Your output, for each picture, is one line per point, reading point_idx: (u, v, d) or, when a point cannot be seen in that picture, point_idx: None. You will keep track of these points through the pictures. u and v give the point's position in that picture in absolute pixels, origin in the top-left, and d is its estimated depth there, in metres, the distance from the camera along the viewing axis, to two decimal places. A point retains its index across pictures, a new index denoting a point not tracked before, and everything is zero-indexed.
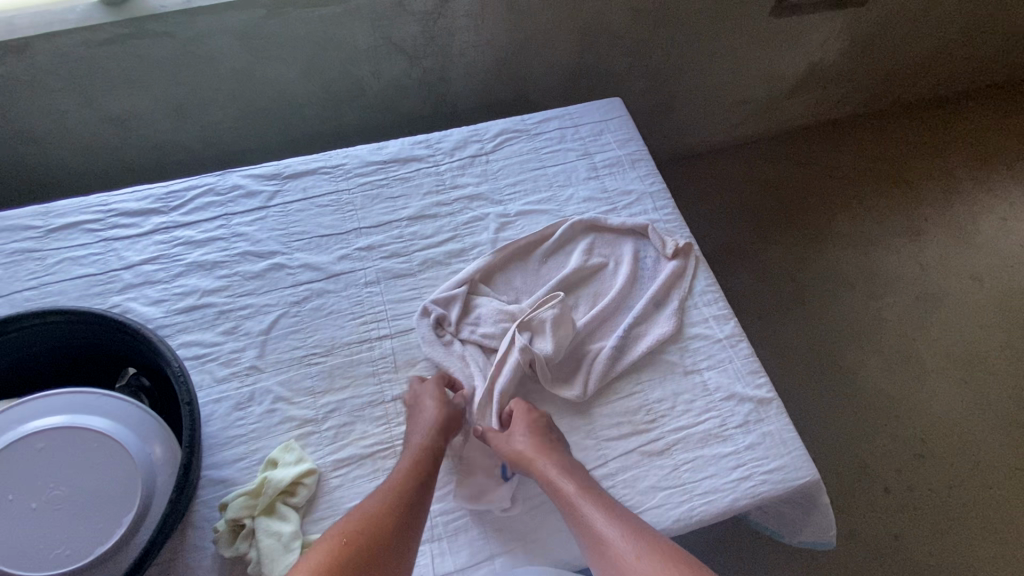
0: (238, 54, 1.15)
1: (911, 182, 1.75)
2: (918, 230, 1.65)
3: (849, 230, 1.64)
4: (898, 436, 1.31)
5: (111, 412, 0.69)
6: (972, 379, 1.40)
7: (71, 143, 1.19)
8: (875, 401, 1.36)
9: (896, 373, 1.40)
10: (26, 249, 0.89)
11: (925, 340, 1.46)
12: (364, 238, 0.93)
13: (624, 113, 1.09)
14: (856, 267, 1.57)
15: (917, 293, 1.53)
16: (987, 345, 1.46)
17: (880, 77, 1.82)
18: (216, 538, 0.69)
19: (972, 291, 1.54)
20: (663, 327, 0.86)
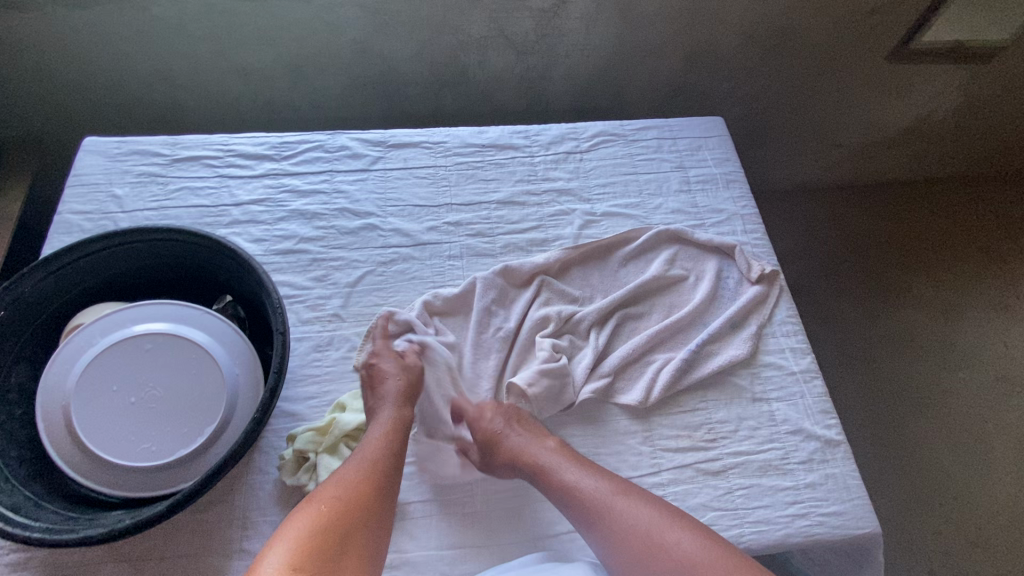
0: (361, 27, 1.22)
1: (1011, 255, 1.64)
2: (1011, 307, 1.53)
3: (934, 294, 1.55)
4: (955, 517, 1.23)
5: (210, 330, 0.74)
6: None
7: (197, 88, 1.30)
8: (935, 475, 1.28)
9: (963, 450, 1.31)
10: (152, 173, 0.97)
11: (1001, 422, 1.36)
12: (454, 214, 0.97)
13: (725, 134, 1.09)
14: (935, 333, 1.48)
15: (1000, 373, 1.43)
16: None
17: (993, 140, 1.72)
18: (280, 465, 0.73)
19: None
20: (738, 350, 0.84)
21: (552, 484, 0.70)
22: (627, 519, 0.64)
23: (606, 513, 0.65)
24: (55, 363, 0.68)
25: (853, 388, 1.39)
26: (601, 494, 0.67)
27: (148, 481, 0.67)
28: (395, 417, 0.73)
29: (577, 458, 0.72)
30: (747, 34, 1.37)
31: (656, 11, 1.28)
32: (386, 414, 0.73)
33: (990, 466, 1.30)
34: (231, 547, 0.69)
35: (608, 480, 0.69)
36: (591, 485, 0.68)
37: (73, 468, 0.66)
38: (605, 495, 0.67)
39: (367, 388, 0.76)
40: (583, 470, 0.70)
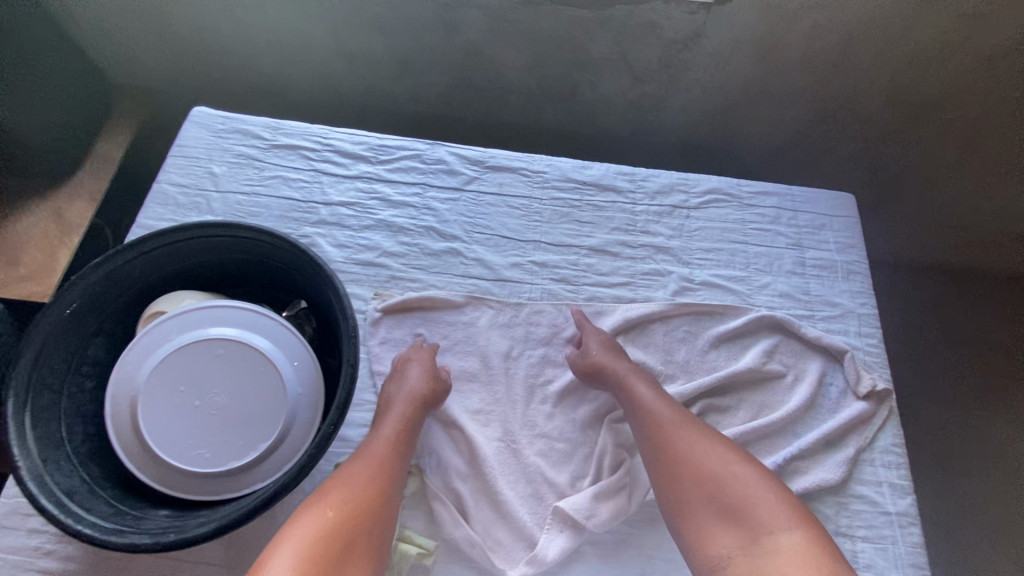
0: (479, 30, 1.16)
1: None
2: None
3: None
4: None
5: (279, 342, 0.71)
6: None
7: (306, 65, 1.29)
8: None
9: None
10: (250, 156, 0.96)
11: None
12: (541, 253, 0.91)
13: (855, 215, 0.96)
14: None
15: None
16: None
17: None
18: None
19: None
20: (829, 473, 0.75)
21: (624, 400, 0.76)
22: (686, 444, 0.68)
23: (669, 432, 0.70)
24: (130, 351, 0.68)
25: (938, 503, 1.24)
26: (666, 419, 0.71)
27: (200, 486, 0.67)
28: (410, 417, 0.72)
29: (652, 383, 0.76)
30: (894, 98, 1.23)
31: (797, 58, 1.16)
32: (399, 411, 0.72)
33: None
34: None
35: (676, 411, 0.72)
36: (661, 408, 0.73)
37: (131, 460, 0.66)
38: (669, 421, 0.71)
39: (392, 379, 0.77)
40: (658, 397, 0.74)
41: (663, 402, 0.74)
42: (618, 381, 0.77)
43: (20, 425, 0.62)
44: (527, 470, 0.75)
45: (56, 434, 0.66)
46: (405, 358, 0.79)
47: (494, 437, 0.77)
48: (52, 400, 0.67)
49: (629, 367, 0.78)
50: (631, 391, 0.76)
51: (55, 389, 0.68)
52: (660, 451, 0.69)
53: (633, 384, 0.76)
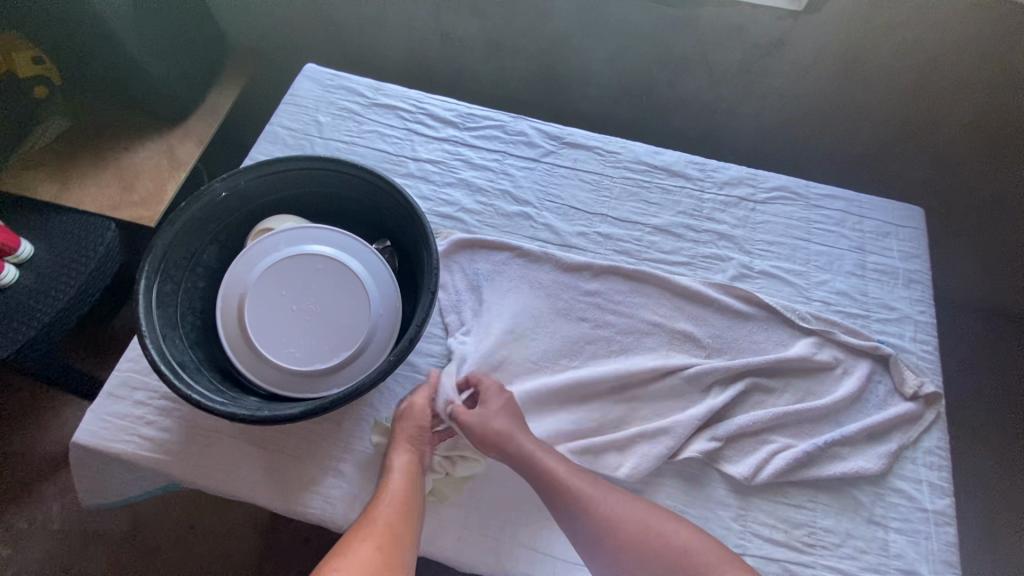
0: (570, 20, 1.23)
1: None
2: None
3: None
4: None
5: (370, 268, 0.80)
6: None
7: (404, 42, 1.40)
8: None
9: None
10: (352, 111, 1.06)
11: None
12: (607, 226, 0.96)
13: (923, 227, 0.98)
14: None
15: None
16: None
17: None
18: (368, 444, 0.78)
19: None
20: (868, 463, 0.77)
21: (537, 478, 0.70)
22: (617, 514, 0.67)
23: (598, 509, 0.67)
24: (242, 257, 0.77)
25: (977, 539, 1.21)
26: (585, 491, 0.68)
27: (286, 382, 0.74)
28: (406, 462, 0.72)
29: (557, 455, 0.72)
30: (974, 125, 1.22)
31: (880, 72, 1.17)
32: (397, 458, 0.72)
33: None
34: (330, 464, 0.77)
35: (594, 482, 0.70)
36: (575, 480, 0.69)
37: (232, 349, 0.75)
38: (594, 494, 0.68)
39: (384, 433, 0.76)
40: (566, 468, 0.71)
41: (570, 470, 0.71)
42: (523, 459, 0.71)
43: (148, 303, 0.72)
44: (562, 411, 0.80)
45: (172, 318, 0.76)
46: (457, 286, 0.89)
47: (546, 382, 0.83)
48: (173, 289, 0.77)
49: (535, 444, 0.72)
50: (540, 467, 0.70)
51: (176, 280, 0.78)
52: (588, 526, 0.67)
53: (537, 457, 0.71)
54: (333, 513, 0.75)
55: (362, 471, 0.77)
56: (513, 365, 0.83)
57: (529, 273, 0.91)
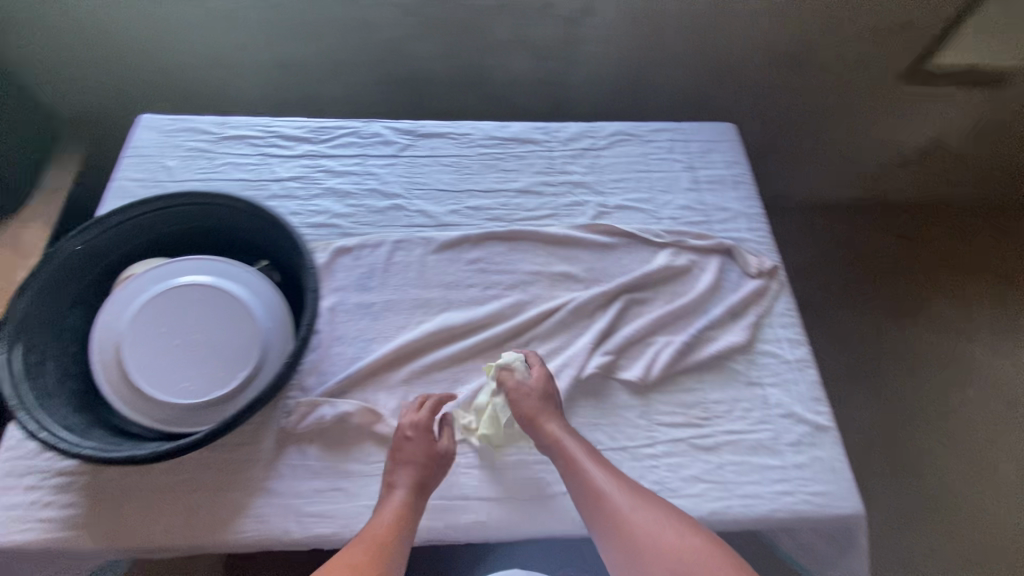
0: (400, 27, 1.31)
1: (979, 287, 1.83)
2: (971, 332, 1.74)
3: (925, 324, 1.75)
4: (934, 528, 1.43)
5: (250, 287, 0.81)
6: (985, 482, 1.51)
7: (246, 80, 1.41)
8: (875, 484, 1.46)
9: (941, 466, 1.52)
10: (202, 149, 1.05)
11: (959, 441, 1.57)
12: (475, 199, 1.03)
13: (736, 138, 1.14)
14: (905, 349, 1.70)
15: (954, 387, 1.65)
16: (1003, 453, 1.55)
17: (987, 162, 1.87)
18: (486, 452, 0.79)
19: (1010, 416, 1.61)
20: (735, 336, 0.89)
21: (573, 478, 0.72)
22: (624, 509, 0.67)
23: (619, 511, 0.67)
24: (109, 306, 0.77)
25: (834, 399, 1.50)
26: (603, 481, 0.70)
27: (187, 417, 0.73)
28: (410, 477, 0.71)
29: (598, 458, 0.73)
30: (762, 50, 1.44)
31: (674, 23, 1.36)
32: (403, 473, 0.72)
33: (951, 485, 1.50)
34: (257, 485, 0.75)
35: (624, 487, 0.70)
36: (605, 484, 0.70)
37: (120, 400, 0.73)
38: (609, 488, 0.69)
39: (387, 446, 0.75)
40: (601, 471, 0.71)
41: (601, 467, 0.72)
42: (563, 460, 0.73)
43: (12, 377, 0.69)
44: (464, 370, 0.86)
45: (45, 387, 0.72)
46: (345, 285, 0.91)
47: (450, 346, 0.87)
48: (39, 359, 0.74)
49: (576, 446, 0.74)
50: (575, 462, 0.72)
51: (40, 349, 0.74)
52: (597, 513, 0.68)
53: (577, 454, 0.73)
54: (270, 531, 0.73)
55: (291, 480, 0.76)
56: (408, 339, 0.86)
57: (411, 258, 0.95)
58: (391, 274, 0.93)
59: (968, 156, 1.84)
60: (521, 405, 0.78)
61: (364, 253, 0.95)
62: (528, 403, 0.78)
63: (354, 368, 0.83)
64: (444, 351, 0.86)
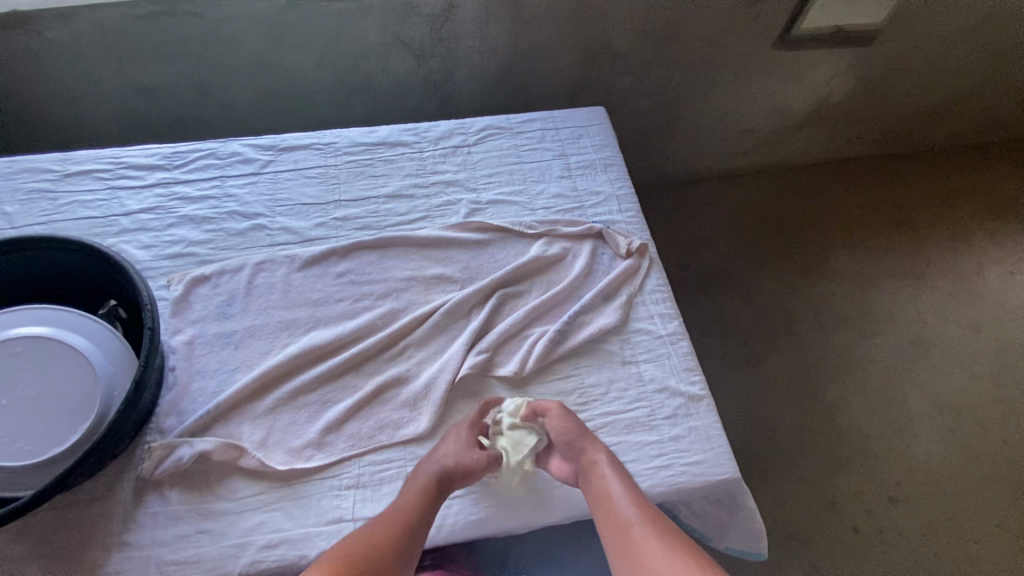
0: (259, 39, 1.26)
1: (879, 237, 1.92)
2: (873, 280, 1.83)
3: (830, 278, 1.82)
4: (847, 471, 1.50)
5: (85, 331, 0.76)
6: (896, 422, 1.58)
7: (106, 110, 1.33)
8: (785, 438, 1.54)
9: (852, 411, 1.60)
10: (42, 190, 0.98)
11: (868, 385, 1.64)
12: (342, 210, 1.00)
13: (606, 121, 1.16)
14: (813, 304, 1.77)
15: (862, 335, 1.73)
16: (909, 392, 1.64)
17: (873, 118, 1.94)
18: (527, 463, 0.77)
19: (913, 355, 1.70)
20: (608, 318, 0.90)
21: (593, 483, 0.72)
22: (638, 536, 0.66)
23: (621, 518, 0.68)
24: None
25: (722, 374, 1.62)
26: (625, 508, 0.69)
27: (24, 479, 0.69)
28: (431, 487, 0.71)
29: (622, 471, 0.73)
30: (636, 30, 1.46)
31: (542, 11, 1.35)
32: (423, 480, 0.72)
33: (862, 428, 1.57)
34: (112, 541, 0.71)
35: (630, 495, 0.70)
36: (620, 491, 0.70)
37: None
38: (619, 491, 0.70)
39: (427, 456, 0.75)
40: (618, 478, 0.72)
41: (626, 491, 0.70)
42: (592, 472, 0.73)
43: None
44: (334, 389, 0.83)
45: None
46: (205, 316, 0.87)
47: (319, 365, 0.84)
48: None
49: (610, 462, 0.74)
50: (606, 490, 0.70)
51: None
52: (617, 544, 0.67)
53: (611, 482, 0.71)
54: None
55: (150, 530, 0.72)
56: (272, 365, 0.83)
57: (275, 279, 0.91)
58: (254, 299, 0.89)
59: (854, 113, 1.91)
60: (567, 424, 0.76)
61: (223, 280, 0.90)
62: (573, 425, 0.76)
63: (214, 402, 0.80)
64: (312, 372, 0.84)
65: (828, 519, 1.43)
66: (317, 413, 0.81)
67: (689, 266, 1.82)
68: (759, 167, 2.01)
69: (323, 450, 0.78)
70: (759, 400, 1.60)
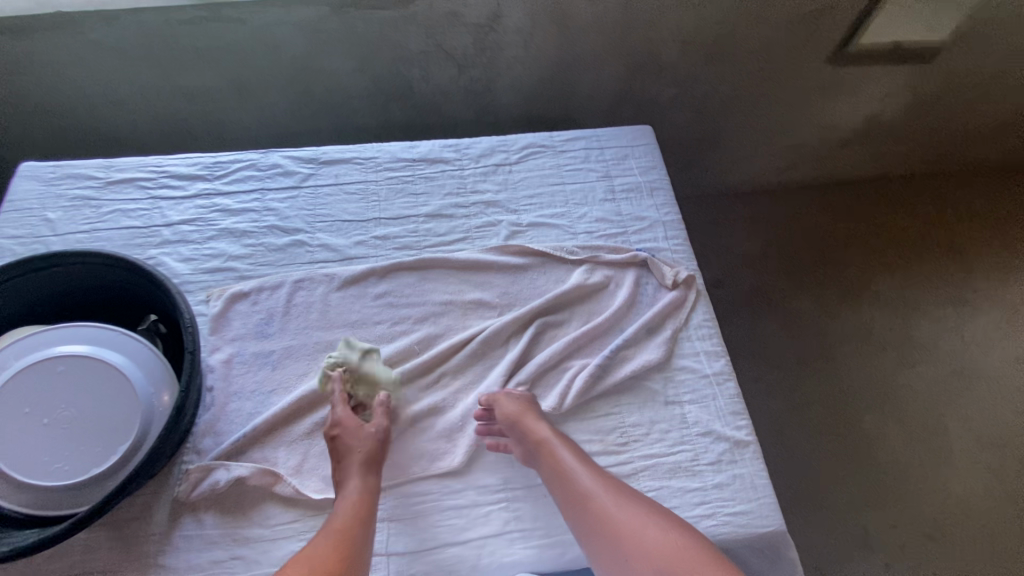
0: (301, 45, 1.25)
1: (926, 261, 1.83)
2: (918, 306, 1.75)
3: (873, 303, 1.75)
4: (883, 506, 1.45)
5: (127, 350, 0.76)
6: (937, 457, 1.52)
7: (147, 111, 1.33)
8: (818, 468, 1.49)
9: (891, 443, 1.54)
10: (86, 197, 0.99)
11: (908, 416, 1.58)
12: (382, 228, 0.98)
13: (653, 142, 1.12)
14: (853, 328, 1.71)
15: (903, 362, 1.66)
16: (953, 425, 1.57)
17: (927, 136, 1.86)
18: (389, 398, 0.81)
19: (958, 387, 1.63)
20: (651, 354, 0.87)
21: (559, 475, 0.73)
22: (619, 522, 0.67)
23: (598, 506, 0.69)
24: None
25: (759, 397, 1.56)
26: (593, 493, 0.70)
27: (66, 499, 0.69)
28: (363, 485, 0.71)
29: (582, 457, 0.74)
30: (684, 43, 1.41)
31: (589, 22, 1.31)
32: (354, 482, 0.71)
33: (900, 462, 1.51)
34: (147, 563, 0.71)
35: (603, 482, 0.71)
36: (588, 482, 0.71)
37: None
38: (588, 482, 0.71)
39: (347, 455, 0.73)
40: (582, 469, 0.72)
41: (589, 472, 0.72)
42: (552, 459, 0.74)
43: None
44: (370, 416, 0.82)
45: None
46: (243, 334, 0.86)
47: None
48: None
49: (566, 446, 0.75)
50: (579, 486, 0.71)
51: None
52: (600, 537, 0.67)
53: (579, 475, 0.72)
54: None
55: (184, 553, 0.72)
56: (309, 389, 0.82)
57: (313, 298, 0.90)
58: (292, 318, 0.88)
59: (906, 131, 1.83)
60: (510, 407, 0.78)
61: (262, 297, 0.90)
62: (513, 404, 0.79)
63: (250, 426, 0.79)
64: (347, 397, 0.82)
65: (862, 556, 1.38)
66: None
67: (724, 284, 1.77)
68: (801, 183, 1.94)
69: None
70: (792, 427, 1.54)
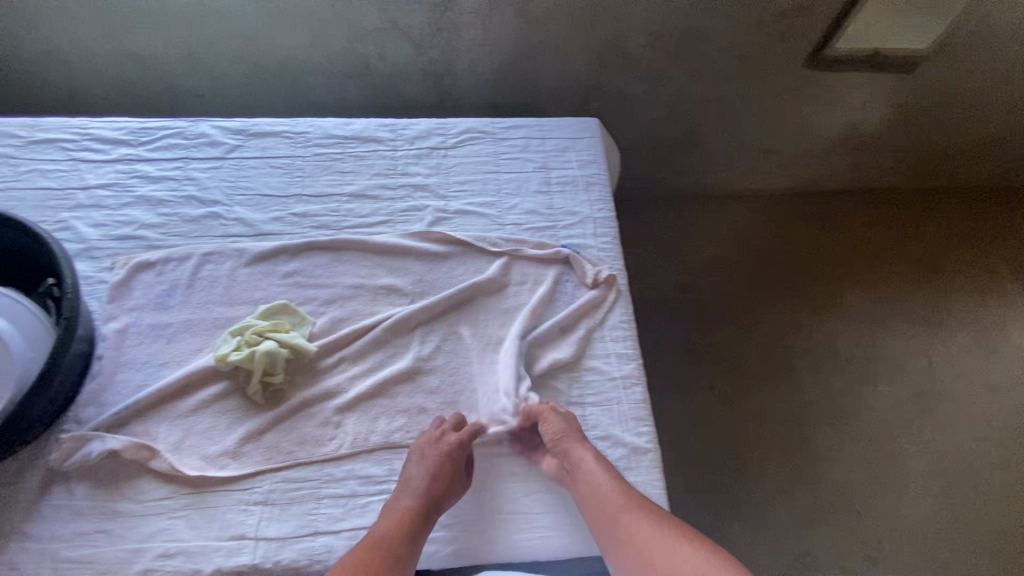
0: (251, 14, 1.21)
1: (898, 278, 1.79)
2: (886, 323, 1.71)
3: (840, 317, 1.71)
4: (828, 526, 1.41)
5: (9, 314, 0.74)
6: (888, 480, 1.48)
7: (97, 74, 1.31)
8: (763, 482, 1.46)
9: (842, 462, 1.50)
10: (5, 155, 0.97)
11: (862, 436, 1.54)
12: (302, 205, 0.96)
13: (598, 135, 1.08)
14: (816, 342, 1.67)
15: (864, 380, 1.62)
16: (908, 448, 1.53)
17: (910, 150, 1.80)
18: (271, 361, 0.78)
19: (918, 410, 1.58)
20: (561, 352, 0.84)
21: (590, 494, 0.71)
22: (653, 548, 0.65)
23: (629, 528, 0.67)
24: None
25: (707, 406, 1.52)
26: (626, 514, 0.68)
27: None
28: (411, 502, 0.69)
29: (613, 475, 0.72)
30: (651, 37, 1.36)
31: (551, 8, 1.27)
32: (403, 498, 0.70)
33: (849, 481, 1.47)
34: (11, 529, 0.69)
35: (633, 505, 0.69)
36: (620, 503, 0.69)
37: None
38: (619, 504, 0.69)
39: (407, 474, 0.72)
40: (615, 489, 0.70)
41: (613, 482, 0.71)
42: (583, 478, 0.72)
43: None
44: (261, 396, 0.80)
45: None
46: (143, 304, 0.84)
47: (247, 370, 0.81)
48: None
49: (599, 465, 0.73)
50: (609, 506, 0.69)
51: None
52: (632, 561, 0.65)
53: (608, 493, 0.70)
54: None
55: (49, 523, 0.70)
56: (200, 365, 0.80)
57: (220, 272, 0.88)
58: (195, 292, 0.86)
59: (888, 143, 1.77)
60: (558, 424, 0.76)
61: (168, 268, 0.87)
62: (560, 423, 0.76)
63: (136, 397, 0.78)
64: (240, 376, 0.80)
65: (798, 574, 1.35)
66: (239, 420, 0.78)
67: (688, 288, 1.73)
68: (778, 190, 1.90)
69: (237, 459, 0.75)
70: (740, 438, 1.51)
